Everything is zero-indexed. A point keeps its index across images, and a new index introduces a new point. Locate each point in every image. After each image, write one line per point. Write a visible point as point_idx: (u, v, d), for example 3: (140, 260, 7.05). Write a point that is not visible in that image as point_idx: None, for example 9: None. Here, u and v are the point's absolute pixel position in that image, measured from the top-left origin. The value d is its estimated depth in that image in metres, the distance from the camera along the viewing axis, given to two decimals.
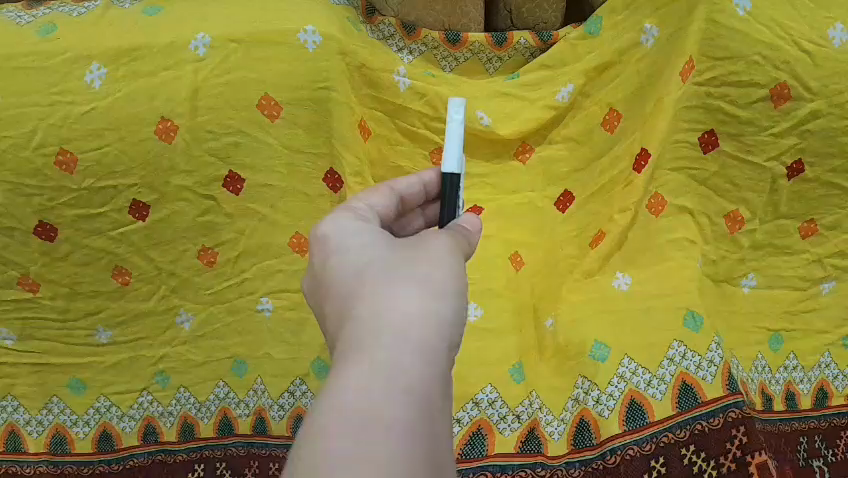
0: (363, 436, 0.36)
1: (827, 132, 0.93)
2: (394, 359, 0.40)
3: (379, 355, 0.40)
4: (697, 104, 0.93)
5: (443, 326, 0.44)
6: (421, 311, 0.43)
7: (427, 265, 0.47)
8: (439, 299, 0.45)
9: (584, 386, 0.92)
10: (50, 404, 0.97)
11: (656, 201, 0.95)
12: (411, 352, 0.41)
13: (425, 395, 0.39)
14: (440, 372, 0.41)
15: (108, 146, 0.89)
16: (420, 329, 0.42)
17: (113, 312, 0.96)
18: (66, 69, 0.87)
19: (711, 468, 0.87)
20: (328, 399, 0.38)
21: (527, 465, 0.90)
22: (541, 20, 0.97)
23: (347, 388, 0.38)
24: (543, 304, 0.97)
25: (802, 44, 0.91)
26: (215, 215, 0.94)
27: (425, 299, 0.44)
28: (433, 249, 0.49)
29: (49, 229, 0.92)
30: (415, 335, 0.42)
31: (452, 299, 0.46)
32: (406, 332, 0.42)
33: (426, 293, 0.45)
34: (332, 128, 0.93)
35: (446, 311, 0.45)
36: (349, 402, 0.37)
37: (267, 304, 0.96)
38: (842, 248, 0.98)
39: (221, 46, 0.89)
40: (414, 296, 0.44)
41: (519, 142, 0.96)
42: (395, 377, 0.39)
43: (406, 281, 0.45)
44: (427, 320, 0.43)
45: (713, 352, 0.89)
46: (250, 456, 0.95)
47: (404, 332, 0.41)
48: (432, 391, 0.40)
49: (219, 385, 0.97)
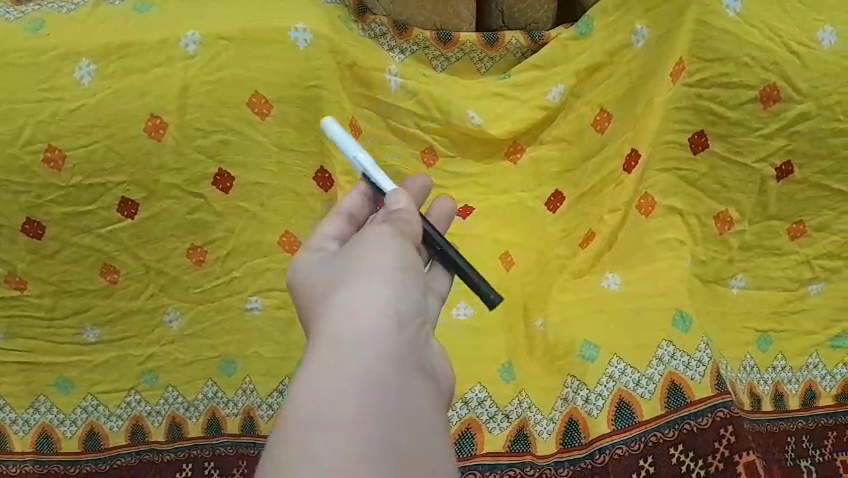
0: (324, 437, 0.42)
1: (816, 133, 0.94)
2: (348, 362, 0.46)
3: (336, 360, 0.46)
4: (688, 105, 0.93)
5: (393, 317, 0.50)
6: (380, 317, 0.49)
7: (372, 263, 0.53)
8: (402, 304, 0.50)
9: (573, 385, 0.93)
10: (36, 403, 0.97)
11: (645, 201, 0.96)
12: (372, 356, 0.46)
13: (379, 396, 0.45)
14: (399, 371, 0.47)
15: (97, 143, 0.88)
16: (373, 328, 0.48)
17: (101, 310, 0.95)
18: (55, 66, 0.87)
19: (699, 467, 0.88)
20: (294, 399, 0.44)
21: (516, 465, 0.91)
22: (532, 20, 0.97)
23: (308, 389, 0.44)
24: (533, 302, 0.97)
25: (792, 46, 0.91)
26: (205, 213, 0.93)
27: (387, 306, 0.49)
28: (383, 254, 0.54)
29: (37, 227, 0.91)
30: (369, 335, 0.48)
31: (401, 294, 0.51)
32: (362, 334, 0.48)
33: (374, 296, 0.51)
34: (323, 127, 0.92)
35: (395, 304, 0.51)
36: (309, 402, 0.44)
37: (255, 303, 0.96)
38: (830, 250, 1.00)
39: (210, 43, 0.88)
40: (376, 304, 0.49)
41: (510, 142, 0.97)
42: (353, 377, 0.45)
43: (371, 292, 0.51)
44: (375, 317, 0.49)
45: (702, 352, 0.91)
46: (239, 455, 0.95)
47: (355, 335, 0.47)
48: (387, 380, 0.46)
49: (208, 385, 0.96)
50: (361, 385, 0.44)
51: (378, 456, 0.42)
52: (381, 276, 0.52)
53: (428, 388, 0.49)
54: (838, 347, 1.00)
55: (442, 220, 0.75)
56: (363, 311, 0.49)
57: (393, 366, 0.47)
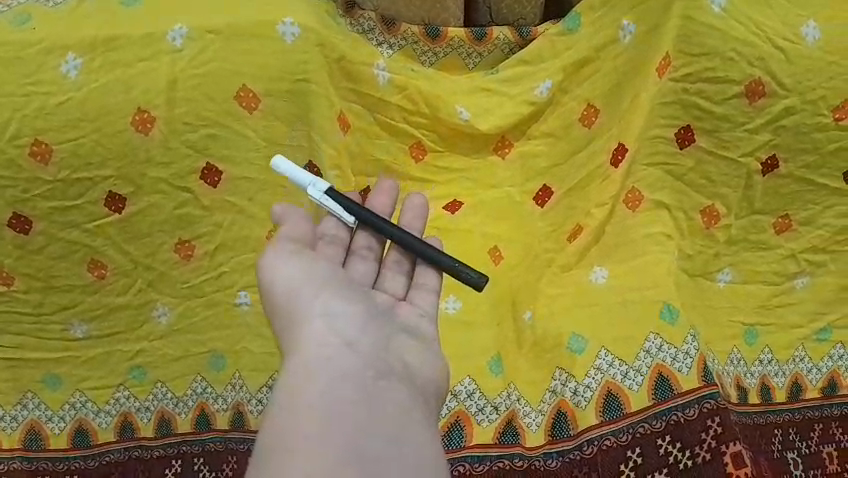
0: (297, 456, 0.54)
1: (800, 129, 0.95)
2: (311, 394, 0.58)
3: (292, 399, 0.58)
4: (673, 100, 0.94)
5: (343, 341, 0.63)
6: (319, 345, 0.62)
7: (312, 310, 0.65)
8: (331, 322, 0.65)
9: (561, 377, 0.94)
10: (24, 400, 0.96)
11: (632, 196, 0.98)
12: (320, 375, 0.60)
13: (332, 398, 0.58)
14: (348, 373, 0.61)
15: (84, 138, 0.88)
16: (329, 348, 0.62)
17: (88, 306, 0.95)
18: (41, 60, 0.86)
19: (686, 457, 0.88)
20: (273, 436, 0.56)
21: (505, 456, 0.91)
22: (519, 16, 0.98)
23: (282, 419, 0.57)
24: (522, 297, 0.96)
25: (777, 41, 0.92)
26: (192, 208, 0.93)
27: (322, 330, 0.64)
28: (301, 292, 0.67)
29: (24, 222, 0.90)
30: (327, 360, 0.61)
31: (330, 320, 0.65)
32: (319, 360, 0.61)
33: (315, 330, 0.64)
34: (312, 121, 0.92)
35: (341, 329, 0.64)
36: (280, 436, 0.56)
37: (244, 298, 0.96)
38: (815, 244, 1.01)
39: (198, 37, 0.88)
40: (314, 335, 0.63)
41: (498, 137, 0.96)
42: (307, 410, 0.57)
43: (310, 328, 0.64)
44: (324, 348, 0.62)
45: (689, 344, 0.92)
46: (228, 451, 0.94)
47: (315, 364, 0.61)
48: (341, 394, 0.58)
49: (196, 381, 0.96)
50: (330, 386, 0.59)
51: (354, 454, 0.54)
52: (325, 314, 0.65)
53: (400, 383, 0.63)
54: (823, 339, 1.02)
55: (418, 216, 0.82)
56: (319, 334, 0.63)
57: (353, 384, 0.60)
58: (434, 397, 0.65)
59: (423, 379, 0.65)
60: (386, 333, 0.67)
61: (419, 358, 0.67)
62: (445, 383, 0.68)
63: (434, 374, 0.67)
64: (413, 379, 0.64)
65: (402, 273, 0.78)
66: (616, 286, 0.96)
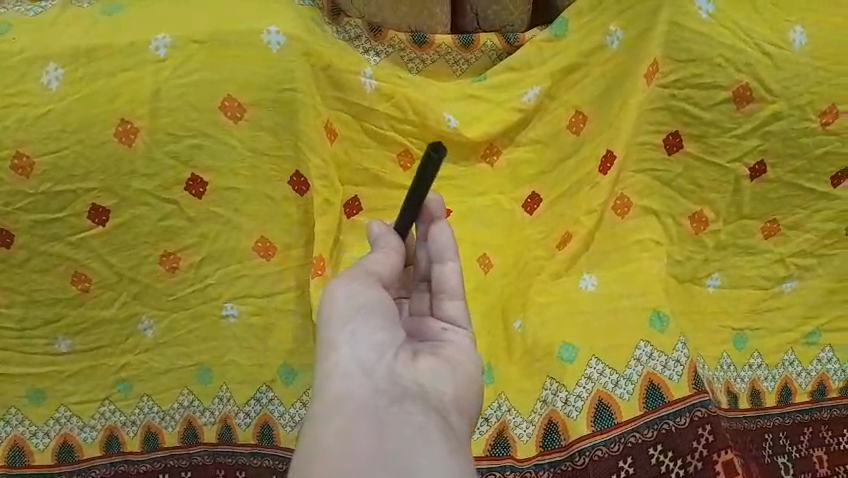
0: None
1: (788, 134, 0.95)
2: (331, 437, 0.56)
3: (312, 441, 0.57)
4: (661, 106, 0.93)
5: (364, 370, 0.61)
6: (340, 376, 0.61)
7: (335, 335, 0.63)
8: (353, 345, 0.63)
9: (552, 387, 0.93)
10: (8, 415, 0.95)
11: (621, 203, 0.97)
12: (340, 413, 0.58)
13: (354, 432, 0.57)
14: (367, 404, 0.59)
15: (66, 149, 0.86)
16: (349, 381, 0.60)
17: (72, 320, 0.93)
18: (22, 70, 0.85)
19: (678, 467, 0.89)
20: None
21: (496, 469, 0.91)
22: (507, 23, 0.96)
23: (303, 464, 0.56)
24: (512, 304, 0.96)
25: (763, 46, 0.91)
26: (177, 219, 0.91)
27: (345, 357, 0.62)
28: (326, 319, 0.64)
29: (5, 235, 0.89)
30: (347, 398, 0.59)
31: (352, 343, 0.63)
32: (339, 398, 0.59)
33: (336, 358, 0.62)
34: (298, 130, 0.90)
35: (362, 353, 0.62)
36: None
37: (231, 310, 0.95)
38: (804, 248, 1.01)
39: (182, 46, 0.86)
40: (337, 364, 0.61)
41: (486, 144, 0.95)
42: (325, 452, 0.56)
43: (329, 358, 0.62)
44: (345, 381, 0.60)
45: (679, 351, 0.93)
46: (216, 465, 0.94)
47: (337, 401, 0.59)
48: (359, 431, 0.57)
49: (183, 394, 0.96)
50: (349, 426, 0.57)
51: None
52: (352, 338, 0.63)
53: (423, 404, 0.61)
54: (812, 343, 1.02)
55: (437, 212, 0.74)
56: (339, 364, 0.61)
57: (370, 418, 0.58)
58: (456, 410, 0.64)
59: (444, 392, 0.64)
60: (406, 355, 0.64)
61: (440, 378, 0.64)
62: (470, 403, 0.66)
63: (455, 393, 0.65)
64: (428, 398, 0.62)
65: (425, 293, 0.76)
66: (607, 293, 0.96)
